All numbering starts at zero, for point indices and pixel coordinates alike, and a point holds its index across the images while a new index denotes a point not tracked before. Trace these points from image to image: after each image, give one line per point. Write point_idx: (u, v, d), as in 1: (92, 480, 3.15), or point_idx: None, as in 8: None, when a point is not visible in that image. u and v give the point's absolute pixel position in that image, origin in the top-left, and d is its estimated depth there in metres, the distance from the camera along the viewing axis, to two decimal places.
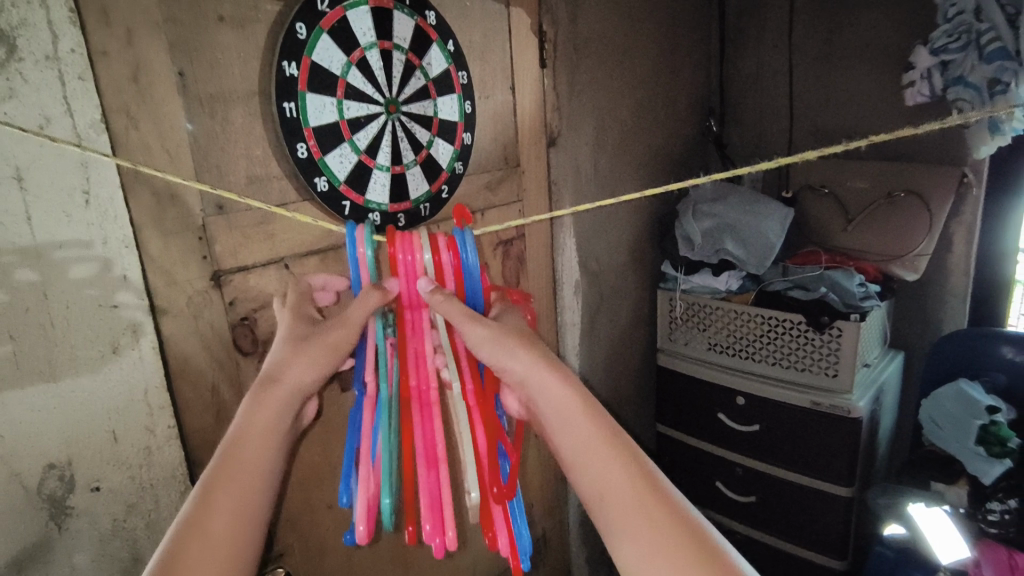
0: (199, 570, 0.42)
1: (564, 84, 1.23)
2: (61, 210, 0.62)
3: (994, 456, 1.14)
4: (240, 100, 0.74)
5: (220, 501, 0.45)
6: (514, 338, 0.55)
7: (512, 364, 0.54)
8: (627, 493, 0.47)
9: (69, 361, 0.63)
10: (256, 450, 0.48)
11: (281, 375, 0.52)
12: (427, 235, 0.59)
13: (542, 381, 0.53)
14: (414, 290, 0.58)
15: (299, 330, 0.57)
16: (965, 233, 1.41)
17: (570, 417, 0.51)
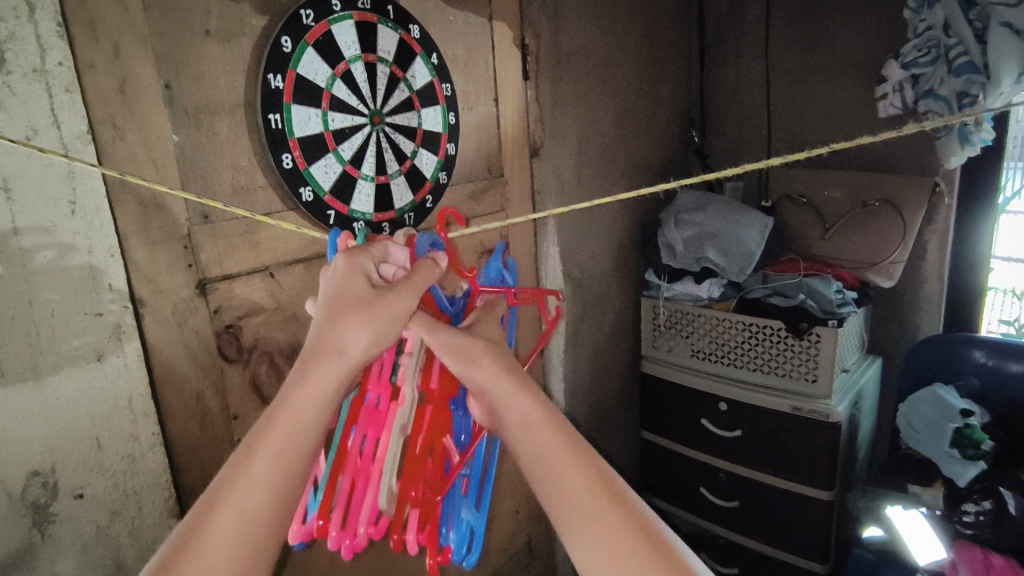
0: (222, 537, 0.43)
1: (547, 96, 1.25)
2: (47, 219, 0.62)
3: (968, 458, 1.17)
4: (226, 111, 0.75)
5: (255, 470, 0.45)
6: (489, 350, 0.58)
7: (476, 372, 0.57)
8: (585, 498, 0.47)
9: (54, 369, 0.64)
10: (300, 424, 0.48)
11: (344, 348, 0.52)
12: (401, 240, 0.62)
13: (502, 391, 0.55)
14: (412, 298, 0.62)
15: (356, 292, 0.55)
16: (939, 241, 1.45)
17: (532, 426, 0.52)
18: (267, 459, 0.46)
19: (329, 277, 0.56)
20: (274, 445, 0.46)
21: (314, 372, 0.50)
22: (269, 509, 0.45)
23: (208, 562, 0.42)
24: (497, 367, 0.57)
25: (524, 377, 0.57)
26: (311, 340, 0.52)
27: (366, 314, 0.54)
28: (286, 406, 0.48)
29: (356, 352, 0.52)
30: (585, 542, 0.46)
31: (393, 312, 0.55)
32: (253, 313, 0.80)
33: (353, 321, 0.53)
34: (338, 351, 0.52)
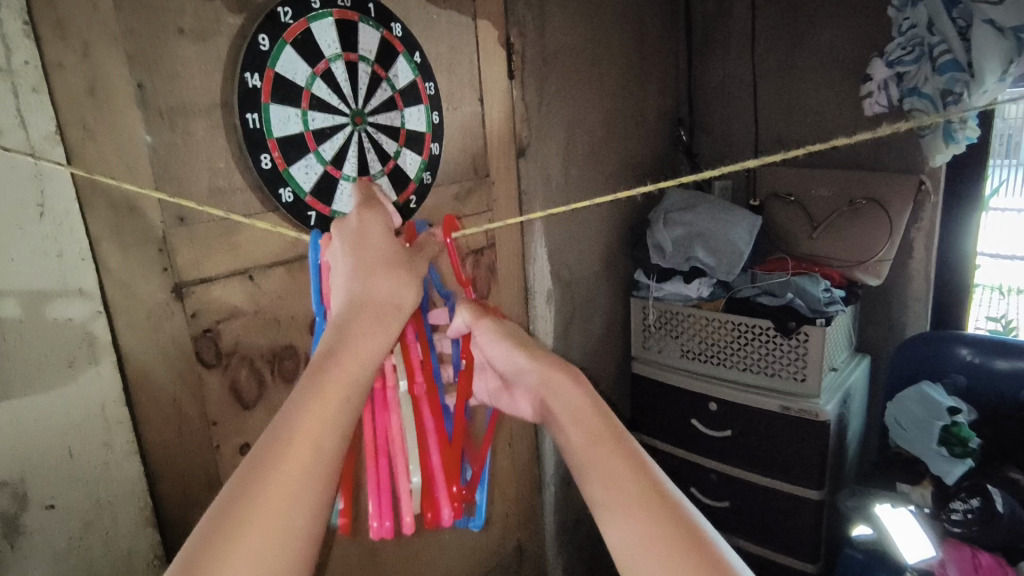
0: (281, 478, 0.40)
1: (533, 95, 1.24)
2: (14, 223, 0.61)
3: (955, 456, 1.19)
4: (202, 112, 0.73)
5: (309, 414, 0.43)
6: (514, 343, 0.62)
7: (531, 366, 0.60)
8: (629, 484, 0.48)
9: (23, 376, 0.62)
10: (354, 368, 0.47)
11: (401, 302, 0.54)
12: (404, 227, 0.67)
13: (558, 386, 0.57)
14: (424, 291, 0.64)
15: (392, 248, 0.57)
16: (925, 240, 1.45)
17: (581, 413, 0.54)
18: (308, 433, 0.42)
19: (353, 228, 0.58)
20: (318, 421, 0.43)
21: (362, 330, 0.50)
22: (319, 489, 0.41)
23: (271, 508, 0.39)
24: (528, 357, 0.60)
25: (565, 365, 0.59)
26: (351, 294, 0.53)
27: (405, 268, 0.57)
28: (340, 356, 0.47)
29: (408, 302, 0.54)
30: (625, 528, 0.46)
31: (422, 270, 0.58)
32: (232, 317, 0.79)
33: (392, 272, 0.55)
34: (395, 306, 0.53)
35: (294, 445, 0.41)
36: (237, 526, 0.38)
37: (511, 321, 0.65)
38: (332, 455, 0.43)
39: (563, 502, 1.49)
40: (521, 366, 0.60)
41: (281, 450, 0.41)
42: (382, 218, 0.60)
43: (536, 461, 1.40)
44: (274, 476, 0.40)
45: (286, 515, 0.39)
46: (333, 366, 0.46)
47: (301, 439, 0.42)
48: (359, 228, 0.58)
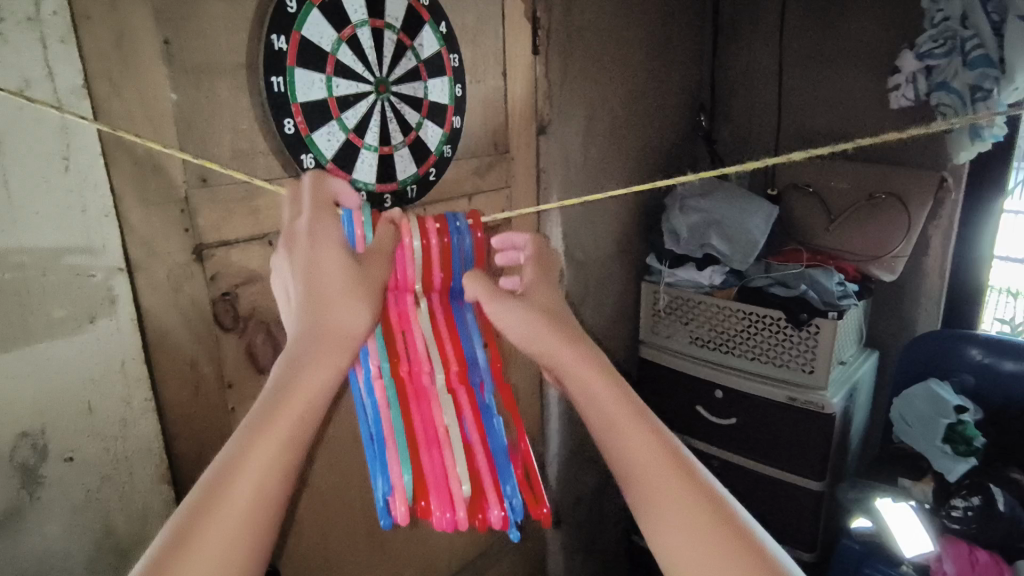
0: (227, 517, 0.41)
1: (556, 72, 1.23)
2: (40, 176, 0.60)
3: (960, 455, 1.19)
4: (227, 72, 0.73)
5: (258, 452, 0.43)
6: (531, 313, 0.61)
7: (551, 344, 0.59)
8: (642, 447, 0.52)
9: (46, 332, 0.62)
10: (305, 401, 0.47)
11: (353, 330, 0.53)
12: (415, 221, 0.64)
13: (572, 362, 0.58)
14: (404, 274, 0.64)
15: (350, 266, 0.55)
16: (942, 237, 1.45)
17: (592, 389, 0.56)
18: (257, 472, 0.42)
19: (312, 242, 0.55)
20: (267, 457, 0.43)
21: (312, 360, 0.49)
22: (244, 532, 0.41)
23: (215, 549, 0.40)
24: (550, 332, 0.59)
25: (581, 343, 0.59)
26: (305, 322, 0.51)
27: (362, 289, 0.54)
28: (289, 389, 0.47)
29: (359, 330, 0.53)
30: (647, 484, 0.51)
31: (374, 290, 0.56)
32: (251, 282, 0.79)
33: (347, 298, 0.53)
34: (347, 336, 0.52)
35: (240, 484, 0.42)
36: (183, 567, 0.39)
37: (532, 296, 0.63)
38: (277, 498, 0.43)
39: (565, 481, 1.51)
40: (546, 347, 0.59)
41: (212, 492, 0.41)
42: (334, 227, 0.56)
43: (541, 440, 1.42)
44: (216, 523, 0.40)
45: (231, 556, 0.40)
46: (284, 400, 0.46)
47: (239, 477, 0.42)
48: (315, 242, 0.55)
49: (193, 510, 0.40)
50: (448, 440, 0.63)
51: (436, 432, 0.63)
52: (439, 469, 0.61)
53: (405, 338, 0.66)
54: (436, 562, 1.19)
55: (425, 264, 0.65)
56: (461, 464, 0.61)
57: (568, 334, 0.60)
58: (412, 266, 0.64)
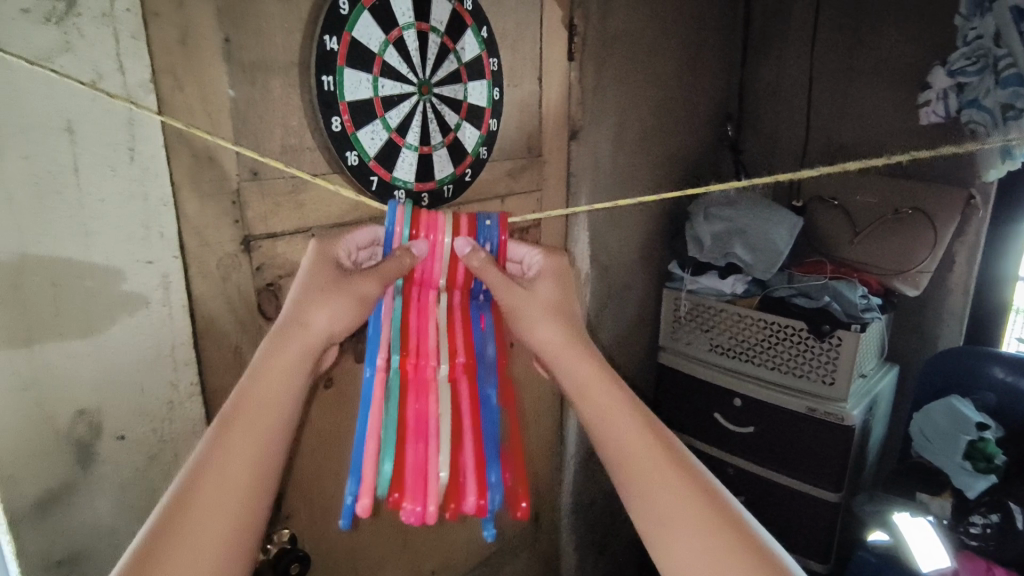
0: (207, 494, 0.51)
1: (590, 79, 1.24)
2: (107, 165, 0.63)
3: (979, 471, 1.19)
4: (280, 70, 0.75)
5: (231, 441, 0.53)
6: (547, 311, 0.68)
7: (545, 332, 0.67)
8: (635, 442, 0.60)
9: (104, 314, 0.65)
10: (272, 392, 0.57)
11: (308, 321, 0.61)
12: (450, 217, 0.71)
13: (567, 358, 0.65)
14: (431, 269, 0.70)
15: (327, 272, 0.64)
16: (967, 254, 1.45)
17: (585, 384, 0.64)
18: (232, 455, 0.53)
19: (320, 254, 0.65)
20: (242, 442, 0.54)
21: (281, 354, 0.59)
22: (234, 513, 0.51)
23: (196, 517, 0.50)
24: (557, 330, 0.67)
25: (578, 337, 0.67)
26: (284, 318, 0.61)
27: (341, 292, 0.63)
28: (257, 385, 0.57)
29: (320, 327, 0.61)
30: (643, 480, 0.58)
31: (359, 294, 0.64)
32: (293, 274, 0.81)
33: (324, 301, 0.62)
34: (299, 324, 0.61)
35: (217, 466, 0.52)
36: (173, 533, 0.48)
37: (546, 292, 0.69)
38: (249, 477, 0.53)
39: (581, 483, 1.52)
40: (550, 340, 0.66)
41: (199, 486, 0.51)
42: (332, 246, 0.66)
43: (560, 441, 1.43)
44: (198, 495, 0.51)
45: (209, 522, 0.50)
46: (254, 395, 0.56)
47: (223, 470, 0.52)
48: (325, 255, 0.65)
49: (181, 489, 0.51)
50: (437, 433, 0.68)
51: (428, 426, 0.68)
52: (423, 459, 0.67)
53: (419, 328, 0.71)
54: (454, 556, 1.21)
55: (450, 260, 0.71)
56: (443, 460, 0.66)
57: (570, 328, 0.67)
58: (439, 262, 0.70)
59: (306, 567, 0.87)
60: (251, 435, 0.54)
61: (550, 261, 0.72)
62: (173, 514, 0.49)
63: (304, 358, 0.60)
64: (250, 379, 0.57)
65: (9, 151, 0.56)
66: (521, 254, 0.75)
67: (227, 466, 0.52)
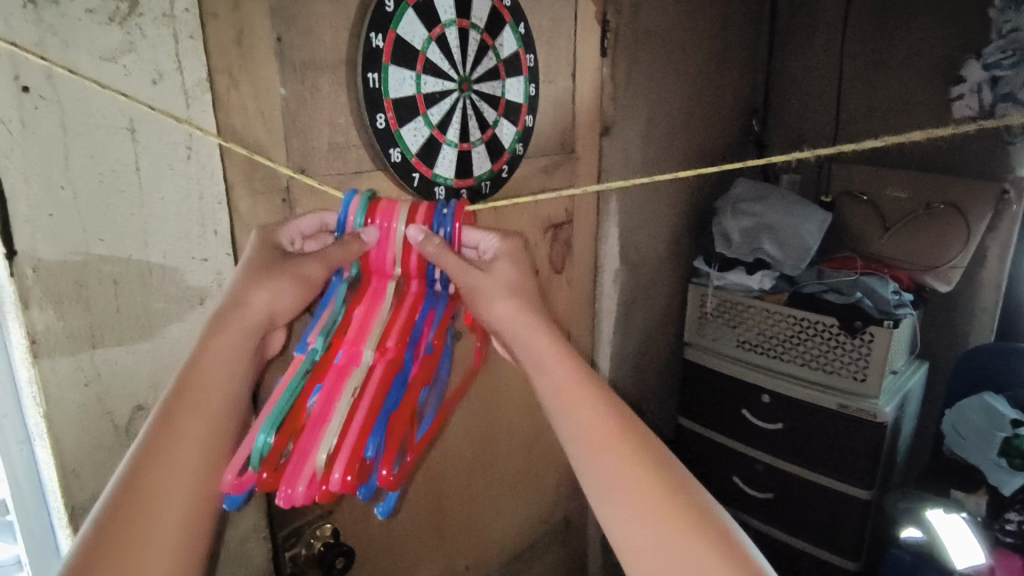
0: (156, 485, 0.49)
1: (622, 74, 1.24)
2: (166, 164, 0.63)
3: (1015, 468, 1.18)
4: (329, 68, 0.76)
5: (175, 429, 0.51)
6: (508, 290, 0.64)
7: (499, 311, 0.63)
8: (603, 420, 0.57)
9: (162, 311, 0.66)
10: (216, 372, 0.55)
11: (246, 301, 0.58)
12: (407, 206, 0.65)
13: (520, 337, 0.62)
14: (383, 256, 0.64)
15: (265, 257, 0.61)
16: (1000, 249, 1.43)
17: (543, 362, 0.60)
18: (181, 444, 0.51)
19: (264, 239, 0.63)
20: (190, 428, 0.52)
21: (224, 336, 0.57)
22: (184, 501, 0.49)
23: (142, 509, 0.47)
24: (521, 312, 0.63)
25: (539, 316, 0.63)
26: (227, 298, 0.59)
27: (283, 274, 0.60)
28: (199, 367, 0.54)
29: (257, 307, 0.59)
30: (604, 451, 0.55)
31: (300, 275, 0.61)
32: None
33: (265, 282, 0.60)
34: (236, 304, 0.58)
35: (163, 456, 0.50)
36: (121, 528, 0.46)
37: (504, 272, 0.65)
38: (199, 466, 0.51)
39: None
40: (505, 319, 0.63)
41: (143, 475, 0.49)
42: (272, 231, 0.64)
43: None
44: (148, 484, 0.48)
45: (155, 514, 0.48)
46: (194, 377, 0.54)
47: (169, 457, 0.50)
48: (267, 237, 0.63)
49: (124, 480, 0.48)
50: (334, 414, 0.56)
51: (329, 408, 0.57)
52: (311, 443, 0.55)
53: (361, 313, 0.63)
54: (487, 552, 1.22)
55: (404, 247, 0.64)
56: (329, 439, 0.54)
57: (532, 307, 0.64)
58: (392, 247, 0.63)
59: (350, 560, 0.89)
60: (196, 423, 0.52)
61: (506, 245, 0.67)
62: (118, 505, 0.47)
63: (247, 340, 0.58)
64: (191, 366, 0.55)
65: (75, 151, 0.57)
66: (476, 240, 0.68)
67: (173, 455, 0.50)
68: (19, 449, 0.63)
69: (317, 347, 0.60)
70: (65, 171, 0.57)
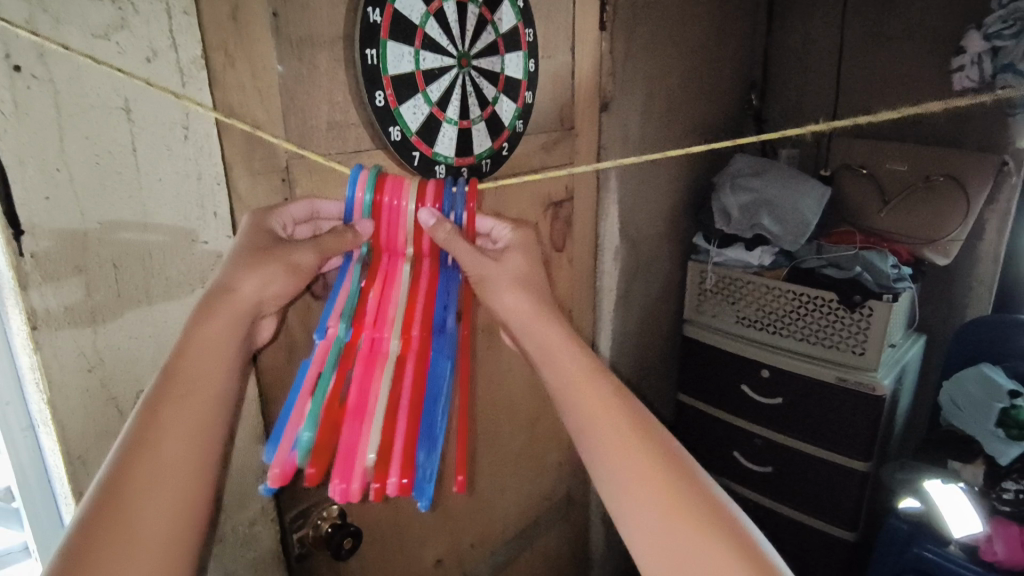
0: (144, 478, 0.48)
1: (621, 48, 1.22)
2: (163, 145, 0.62)
3: (1012, 438, 1.18)
4: (326, 44, 0.74)
5: (162, 419, 0.50)
6: (514, 278, 0.63)
7: (504, 299, 0.62)
8: (610, 406, 0.57)
9: (163, 295, 0.65)
10: (203, 362, 0.53)
11: (235, 288, 0.56)
12: (416, 183, 0.63)
13: (527, 325, 0.61)
14: (394, 236, 0.63)
15: (257, 241, 0.60)
16: (998, 221, 1.44)
17: (549, 349, 0.60)
18: (169, 436, 0.50)
19: (257, 224, 0.62)
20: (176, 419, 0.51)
21: (210, 324, 0.55)
22: (174, 494, 0.48)
23: (132, 504, 0.47)
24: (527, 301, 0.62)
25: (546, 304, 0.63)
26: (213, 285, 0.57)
27: (274, 259, 0.58)
28: (184, 356, 0.53)
29: (245, 293, 0.57)
30: (610, 438, 0.55)
31: (292, 262, 0.59)
32: None
33: (255, 268, 0.57)
34: (222, 292, 0.56)
35: (149, 448, 0.49)
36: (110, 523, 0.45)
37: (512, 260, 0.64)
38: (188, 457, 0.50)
39: None
40: (511, 308, 0.62)
41: (130, 469, 0.48)
42: (265, 216, 0.62)
43: None
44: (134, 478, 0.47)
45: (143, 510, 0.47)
46: (180, 366, 0.53)
47: (157, 449, 0.49)
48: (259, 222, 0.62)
49: (111, 474, 0.47)
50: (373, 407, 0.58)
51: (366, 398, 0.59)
52: (354, 439, 0.57)
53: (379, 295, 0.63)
54: (491, 530, 1.23)
55: (415, 228, 0.63)
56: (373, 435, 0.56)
57: (536, 293, 0.63)
58: (404, 228, 0.63)
59: (357, 540, 0.89)
60: (184, 414, 0.51)
61: (518, 234, 0.67)
62: (106, 500, 0.46)
63: (234, 326, 0.56)
64: (176, 355, 0.53)
65: (70, 133, 0.56)
66: (488, 227, 0.69)
67: (161, 447, 0.49)
68: (24, 437, 0.62)
69: (342, 331, 0.60)
70: (60, 154, 0.55)
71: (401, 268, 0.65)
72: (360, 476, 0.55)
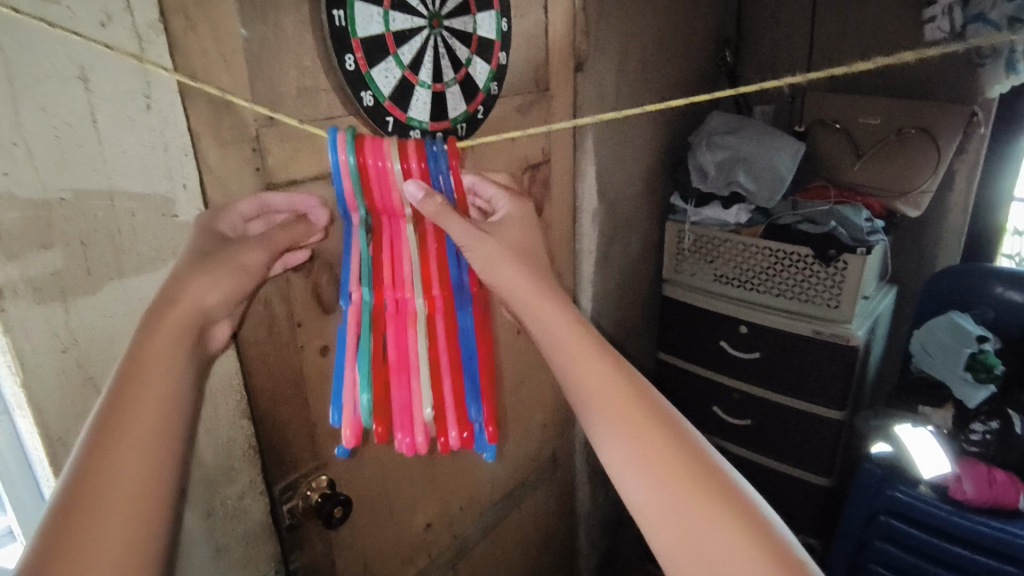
0: (108, 484, 0.46)
1: (594, 6, 1.20)
2: (125, 115, 0.60)
3: (980, 381, 1.24)
4: (291, 6, 0.71)
5: (123, 424, 0.48)
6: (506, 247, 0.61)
7: (494, 270, 0.60)
8: (603, 368, 0.57)
9: (135, 271, 0.63)
10: (159, 367, 0.52)
11: (182, 296, 0.55)
12: (396, 142, 0.59)
13: (523, 296, 0.59)
14: (389, 201, 0.60)
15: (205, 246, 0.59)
16: (967, 172, 1.46)
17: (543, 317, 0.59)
18: (131, 442, 0.48)
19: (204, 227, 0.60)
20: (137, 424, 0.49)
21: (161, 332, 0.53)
22: (141, 499, 0.46)
23: (97, 511, 0.44)
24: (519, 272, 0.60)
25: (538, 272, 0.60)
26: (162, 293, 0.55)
27: (223, 264, 0.58)
28: (141, 362, 0.51)
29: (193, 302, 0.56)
30: (603, 398, 0.56)
31: (241, 265, 0.59)
32: None
33: (203, 273, 0.57)
34: (169, 301, 0.55)
35: (111, 455, 0.47)
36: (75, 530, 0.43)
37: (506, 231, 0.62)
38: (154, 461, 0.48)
39: None
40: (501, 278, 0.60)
41: (91, 475, 0.45)
42: (214, 219, 0.61)
43: None
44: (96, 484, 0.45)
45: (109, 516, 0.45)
46: (138, 373, 0.51)
47: (118, 455, 0.47)
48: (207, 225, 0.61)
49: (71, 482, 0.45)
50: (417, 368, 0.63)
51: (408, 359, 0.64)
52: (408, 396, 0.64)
53: (393, 255, 0.63)
54: (479, 493, 1.25)
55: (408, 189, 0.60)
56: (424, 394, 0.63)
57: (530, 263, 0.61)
58: (396, 191, 0.60)
59: (348, 509, 0.90)
60: (145, 418, 0.49)
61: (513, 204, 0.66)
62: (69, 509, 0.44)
63: (186, 335, 0.55)
64: (130, 362, 0.51)
65: (24, 104, 0.53)
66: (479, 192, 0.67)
67: (124, 452, 0.47)
68: None
69: (365, 296, 0.63)
70: (16, 127, 0.53)
71: (404, 230, 0.63)
72: (422, 430, 0.64)
